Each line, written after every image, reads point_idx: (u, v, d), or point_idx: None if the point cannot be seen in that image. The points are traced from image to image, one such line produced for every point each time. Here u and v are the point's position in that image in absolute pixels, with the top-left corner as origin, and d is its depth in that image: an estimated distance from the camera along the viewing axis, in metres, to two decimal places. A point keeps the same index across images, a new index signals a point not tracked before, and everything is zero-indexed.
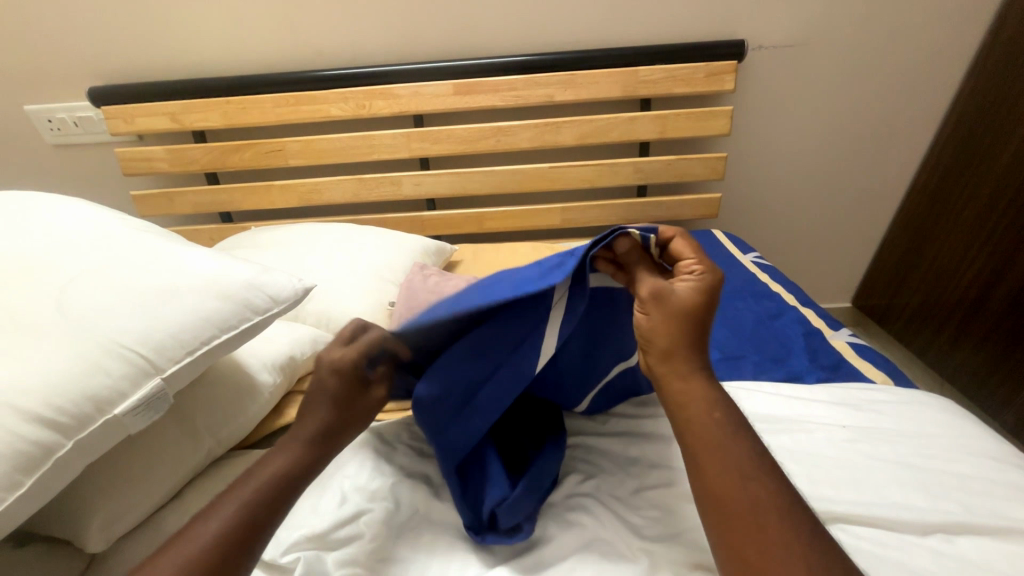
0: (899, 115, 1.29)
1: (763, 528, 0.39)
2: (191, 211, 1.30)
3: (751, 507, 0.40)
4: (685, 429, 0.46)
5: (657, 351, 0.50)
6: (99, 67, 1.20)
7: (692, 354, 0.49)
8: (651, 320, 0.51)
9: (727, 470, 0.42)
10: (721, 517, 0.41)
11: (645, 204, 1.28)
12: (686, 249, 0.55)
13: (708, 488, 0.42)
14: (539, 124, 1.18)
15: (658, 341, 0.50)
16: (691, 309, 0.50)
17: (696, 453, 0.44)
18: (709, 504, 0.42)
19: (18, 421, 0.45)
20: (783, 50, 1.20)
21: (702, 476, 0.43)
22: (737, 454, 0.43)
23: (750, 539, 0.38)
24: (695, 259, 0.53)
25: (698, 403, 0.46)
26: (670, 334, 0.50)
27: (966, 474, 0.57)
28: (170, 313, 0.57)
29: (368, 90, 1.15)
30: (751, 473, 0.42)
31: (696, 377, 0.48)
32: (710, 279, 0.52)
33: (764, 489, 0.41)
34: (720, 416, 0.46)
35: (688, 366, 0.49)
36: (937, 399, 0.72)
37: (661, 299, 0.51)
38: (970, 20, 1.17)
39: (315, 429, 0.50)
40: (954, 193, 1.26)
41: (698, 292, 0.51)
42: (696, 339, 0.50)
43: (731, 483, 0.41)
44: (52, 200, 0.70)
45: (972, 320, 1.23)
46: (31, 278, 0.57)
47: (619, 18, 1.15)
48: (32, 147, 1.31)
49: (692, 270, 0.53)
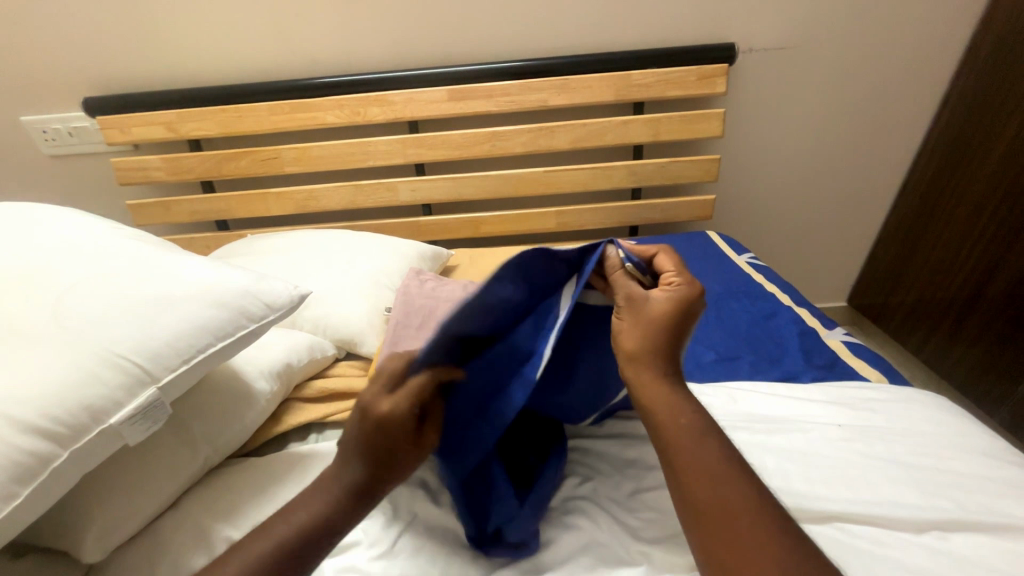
0: (889, 115, 1.31)
1: (739, 529, 0.39)
2: (186, 219, 1.30)
3: (726, 508, 0.40)
4: (657, 435, 0.46)
5: (628, 354, 0.51)
6: (94, 77, 1.20)
7: (662, 359, 0.50)
8: (624, 324, 0.53)
9: (701, 473, 0.42)
10: (698, 520, 0.41)
11: (640, 206, 1.29)
12: (669, 264, 0.57)
13: (684, 492, 0.42)
14: (533, 129, 1.19)
15: (629, 344, 0.51)
16: (662, 316, 0.51)
17: (669, 458, 0.45)
18: (686, 509, 0.42)
19: (13, 431, 0.45)
20: (774, 53, 1.21)
21: (677, 481, 0.43)
22: (709, 456, 0.43)
23: (728, 540, 0.39)
24: (674, 272, 0.55)
25: (667, 408, 0.47)
26: (642, 337, 0.51)
27: (959, 471, 0.57)
28: (165, 322, 0.57)
29: (363, 97, 1.16)
30: (723, 474, 0.42)
31: (668, 382, 0.49)
32: (689, 290, 0.53)
33: (736, 488, 0.41)
34: (690, 419, 0.46)
35: (659, 371, 0.49)
36: (931, 397, 0.72)
37: (635, 305, 0.53)
38: (956, 21, 1.19)
39: (349, 482, 0.45)
40: (945, 191, 1.28)
41: (672, 300, 0.52)
42: (669, 344, 0.51)
43: (705, 485, 0.42)
44: (49, 210, 0.70)
45: (966, 317, 1.24)
46: (27, 288, 0.57)
47: (611, 23, 1.16)
48: (26, 157, 1.31)
49: (671, 282, 0.55)
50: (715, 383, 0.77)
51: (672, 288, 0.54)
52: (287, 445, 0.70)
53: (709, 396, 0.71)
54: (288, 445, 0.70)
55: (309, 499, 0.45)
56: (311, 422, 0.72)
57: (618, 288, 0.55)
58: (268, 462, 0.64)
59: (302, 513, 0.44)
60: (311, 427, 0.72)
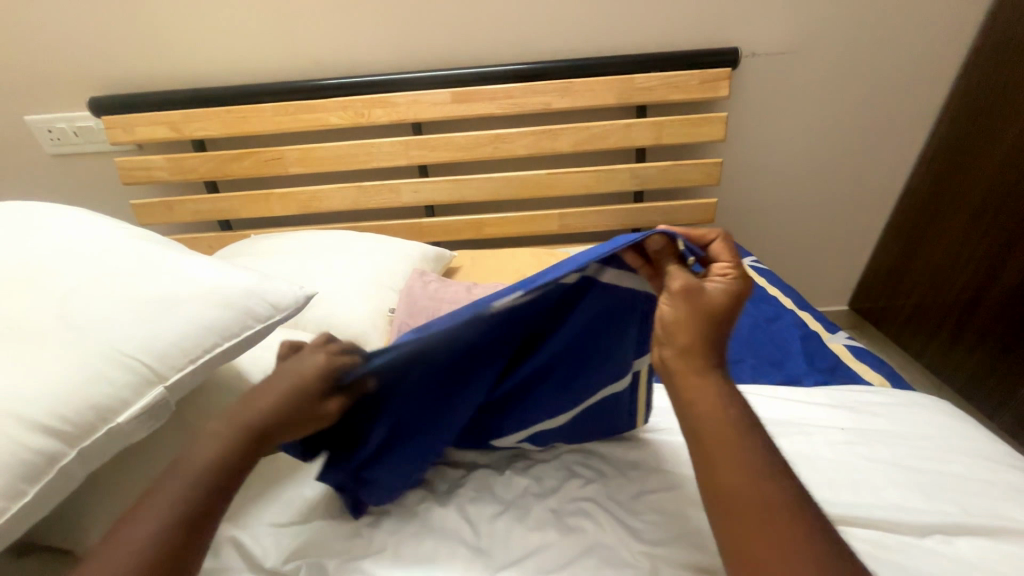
0: (891, 120, 1.31)
1: (769, 526, 0.38)
2: (190, 219, 1.30)
3: (760, 502, 0.40)
4: (696, 426, 0.45)
5: (676, 346, 0.49)
6: (100, 78, 1.21)
7: (709, 352, 0.48)
8: (676, 313, 0.49)
9: (740, 468, 0.41)
10: (732, 515, 0.40)
11: (642, 209, 1.29)
12: (725, 253, 0.53)
13: (717, 485, 0.42)
14: (536, 131, 1.19)
15: (680, 336, 0.49)
16: (718, 308, 0.49)
17: (705, 449, 0.43)
18: (716, 500, 0.41)
19: (21, 430, 0.46)
20: (776, 58, 1.22)
21: (710, 471, 0.42)
22: (747, 450, 0.43)
23: (755, 534, 0.38)
24: (729, 263, 0.52)
25: (708, 401, 0.46)
26: (693, 332, 0.48)
27: (961, 475, 0.58)
28: (172, 322, 0.57)
29: (366, 98, 1.16)
30: (763, 471, 0.41)
31: (711, 376, 0.47)
32: (743, 285, 0.50)
33: (774, 486, 0.40)
34: (735, 413, 0.45)
35: (705, 364, 0.48)
36: (932, 400, 0.73)
37: (689, 293, 0.49)
38: (958, 28, 1.20)
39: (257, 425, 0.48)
40: (947, 195, 1.28)
41: (725, 294, 0.50)
42: (716, 338, 0.49)
43: (738, 478, 0.41)
44: (56, 209, 0.70)
45: (965, 323, 1.24)
46: (33, 288, 0.57)
47: (614, 26, 1.17)
48: (31, 157, 1.32)
49: (726, 273, 0.52)
50: None
51: (725, 280, 0.51)
52: None
53: None
54: None
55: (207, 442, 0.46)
56: None
57: (673, 273, 0.51)
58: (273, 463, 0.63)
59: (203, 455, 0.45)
60: None
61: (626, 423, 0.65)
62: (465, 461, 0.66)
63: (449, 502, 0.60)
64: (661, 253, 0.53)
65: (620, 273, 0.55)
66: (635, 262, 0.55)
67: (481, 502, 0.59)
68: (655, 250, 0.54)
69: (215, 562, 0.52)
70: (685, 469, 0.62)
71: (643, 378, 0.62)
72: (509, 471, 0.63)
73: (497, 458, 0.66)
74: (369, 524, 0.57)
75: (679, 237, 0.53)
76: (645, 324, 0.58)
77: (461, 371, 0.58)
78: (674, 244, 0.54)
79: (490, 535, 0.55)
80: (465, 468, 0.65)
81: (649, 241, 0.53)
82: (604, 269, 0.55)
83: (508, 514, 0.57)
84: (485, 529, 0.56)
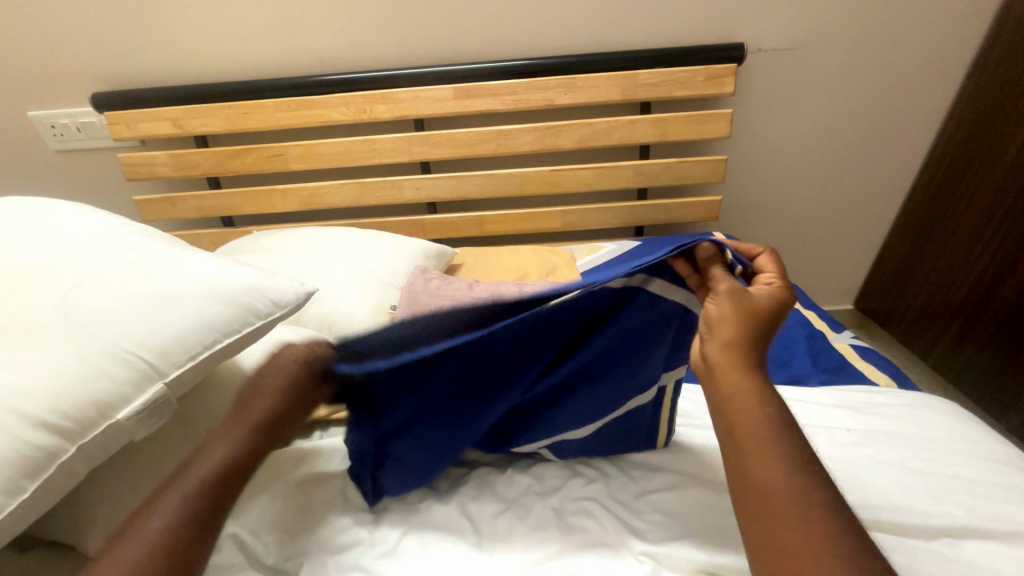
0: (899, 117, 1.29)
1: (803, 524, 0.35)
2: (192, 215, 1.30)
3: (795, 500, 0.37)
4: (731, 420, 0.42)
5: (719, 341, 0.45)
6: (102, 73, 1.21)
7: (754, 352, 0.45)
8: (720, 312, 0.47)
9: (774, 463, 0.39)
10: (762, 509, 0.37)
11: (646, 207, 1.28)
12: (770, 264, 0.50)
13: (749, 479, 0.39)
14: (539, 128, 1.19)
15: (723, 332, 0.46)
16: (764, 312, 0.46)
17: (738, 443, 0.41)
18: (745, 494, 0.39)
19: (22, 425, 0.46)
20: (783, 54, 1.20)
21: (742, 464, 0.40)
22: (785, 449, 0.40)
23: (786, 530, 0.36)
24: (775, 273, 0.49)
25: (744, 396, 0.42)
26: (740, 328, 0.45)
27: (968, 477, 0.57)
28: (172, 318, 0.57)
29: (369, 94, 1.15)
30: (797, 467, 0.38)
31: (753, 374, 0.44)
32: (792, 295, 0.48)
33: (808, 482, 0.38)
34: (775, 411, 0.42)
35: (749, 364, 0.44)
36: (938, 401, 0.72)
37: (737, 292, 0.47)
38: (969, 23, 1.18)
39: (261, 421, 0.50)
40: (955, 193, 1.26)
41: (775, 299, 0.47)
42: (762, 340, 0.46)
43: (774, 475, 0.38)
44: (57, 205, 0.70)
45: (973, 322, 1.23)
46: (35, 283, 0.57)
47: (618, 21, 1.16)
48: (35, 152, 1.32)
49: (771, 283, 0.49)
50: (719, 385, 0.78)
51: (772, 289, 0.48)
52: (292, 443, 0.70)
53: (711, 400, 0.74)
54: None
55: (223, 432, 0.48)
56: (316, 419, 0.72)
57: (718, 277, 0.49)
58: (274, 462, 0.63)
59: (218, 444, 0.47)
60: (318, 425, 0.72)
61: (646, 441, 0.64)
62: (468, 460, 0.66)
63: (448, 500, 0.60)
64: (710, 262, 0.52)
65: (669, 285, 0.54)
66: (684, 270, 0.53)
67: (484, 500, 0.59)
68: (705, 258, 0.52)
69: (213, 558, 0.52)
70: (689, 471, 0.61)
71: (669, 393, 0.61)
72: (510, 470, 0.63)
73: (499, 458, 0.66)
74: (370, 522, 0.57)
75: (729, 249, 0.52)
76: (678, 337, 0.58)
77: (485, 376, 0.57)
78: (724, 255, 0.52)
79: (490, 535, 0.55)
80: (468, 467, 0.65)
81: (700, 249, 0.52)
82: (652, 278, 0.54)
83: (510, 513, 0.57)
84: (486, 529, 0.56)
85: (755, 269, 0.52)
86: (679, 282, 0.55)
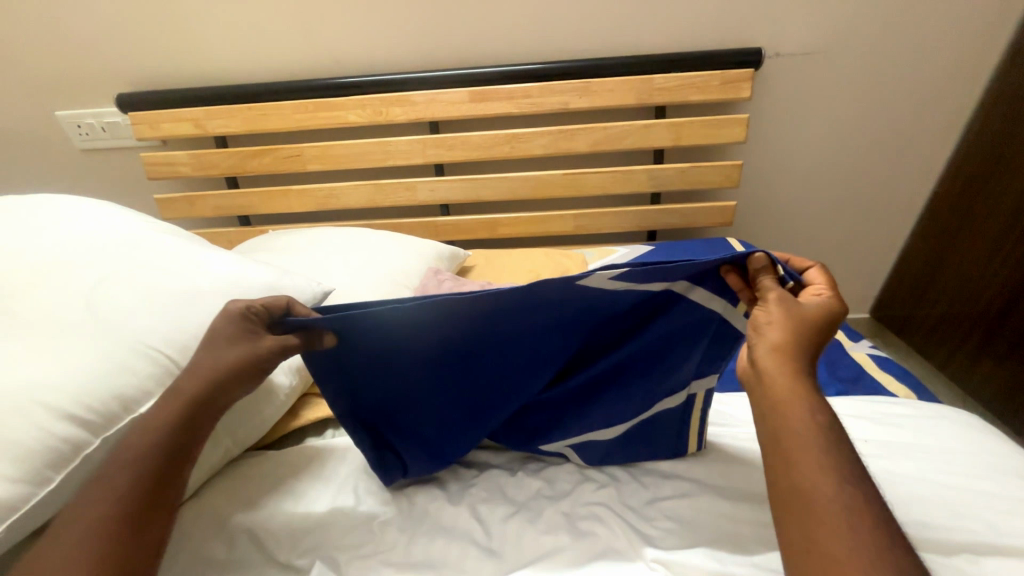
0: (920, 123, 1.27)
1: (850, 530, 0.35)
2: (210, 214, 1.32)
3: (842, 506, 0.36)
4: (777, 425, 0.42)
5: (768, 345, 0.45)
6: (128, 75, 1.24)
7: (804, 356, 0.45)
8: (770, 316, 0.47)
9: (819, 468, 0.38)
10: (802, 512, 0.37)
11: (660, 212, 1.27)
12: (821, 278, 0.51)
13: (795, 483, 0.38)
14: (553, 131, 1.19)
15: (772, 334, 0.46)
16: (813, 319, 0.46)
17: (786, 448, 0.40)
18: (788, 497, 0.38)
19: (49, 418, 0.47)
20: (801, 58, 1.19)
21: (789, 468, 0.39)
22: (835, 456, 0.39)
23: (831, 534, 0.35)
24: (825, 287, 0.50)
25: (793, 402, 0.42)
26: (790, 332, 0.45)
27: (992, 493, 0.55)
28: (195, 316, 0.59)
29: (385, 97, 1.17)
30: (842, 477, 0.38)
31: (803, 379, 0.43)
32: (841, 307, 0.48)
33: (851, 492, 0.37)
34: (824, 419, 0.41)
35: (800, 368, 0.44)
36: (961, 414, 0.70)
37: (785, 300, 0.47)
38: (994, 28, 1.15)
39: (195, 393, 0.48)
40: (977, 201, 1.23)
41: (824, 309, 0.47)
42: (811, 348, 0.45)
43: (820, 479, 0.38)
44: (83, 203, 0.73)
45: (994, 334, 1.20)
46: (61, 279, 0.59)
47: (633, 26, 1.16)
48: (61, 151, 1.36)
49: (821, 293, 0.49)
50: (732, 393, 0.78)
51: (821, 299, 0.48)
52: (304, 440, 0.71)
53: (726, 407, 0.74)
54: (304, 439, 0.71)
55: (153, 413, 0.46)
56: (326, 418, 0.73)
57: (769, 284, 0.49)
58: (289, 461, 0.65)
59: (149, 422, 0.46)
60: (327, 424, 0.73)
61: (674, 447, 0.63)
62: (478, 462, 0.66)
63: (458, 501, 0.60)
64: (762, 272, 0.50)
65: (710, 296, 0.54)
66: (735, 283, 0.51)
67: (494, 502, 0.59)
68: (756, 269, 0.51)
69: (228, 552, 0.53)
70: (703, 479, 0.60)
71: (697, 403, 0.60)
72: (520, 472, 0.63)
73: (509, 458, 0.66)
74: (382, 520, 0.58)
75: (779, 262, 0.51)
76: (714, 345, 0.57)
77: (519, 377, 0.59)
78: (774, 267, 0.51)
79: (500, 536, 0.55)
80: (478, 467, 0.65)
81: (752, 259, 0.51)
82: (694, 288, 0.54)
83: (519, 516, 0.57)
84: (497, 531, 0.56)
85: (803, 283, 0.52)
86: (720, 293, 0.54)
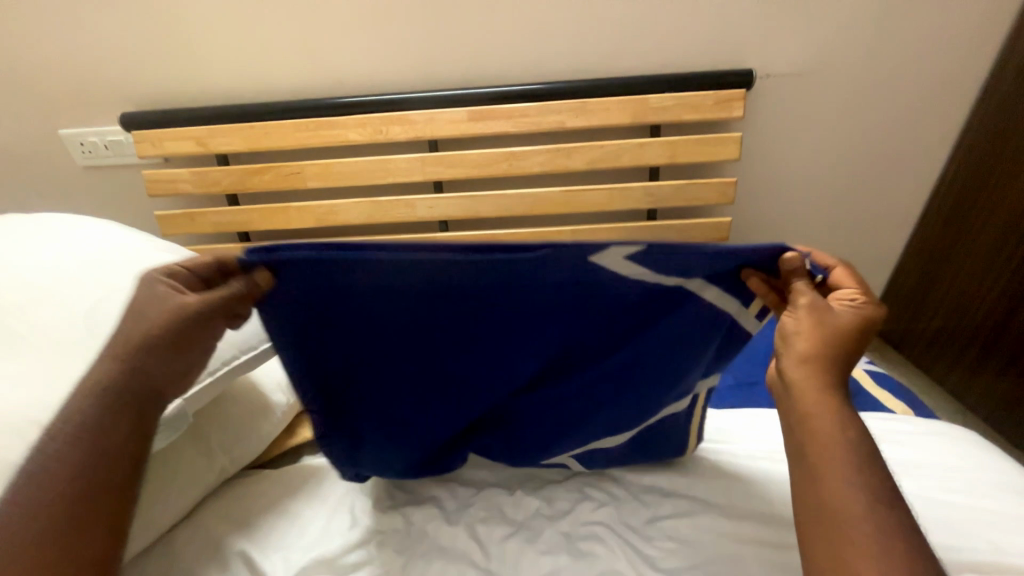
0: (909, 140, 1.30)
1: (874, 548, 0.36)
2: (210, 230, 1.33)
3: (870, 524, 0.37)
4: (807, 438, 0.43)
5: (796, 357, 0.46)
6: (133, 95, 1.26)
7: (833, 367, 0.45)
8: (798, 326, 0.47)
9: (850, 484, 0.39)
10: (827, 528, 0.38)
11: (656, 227, 1.29)
12: (850, 279, 0.50)
13: (823, 498, 0.39)
14: (550, 149, 1.21)
15: (799, 345, 0.46)
16: (842, 328, 0.46)
17: (813, 462, 0.41)
18: (815, 513, 0.39)
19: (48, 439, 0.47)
20: (792, 78, 1.22)
21: (816, 482, 0.40)
22: (865, 475, 0.40)
23: (853, 552, 0.36)
24: (856, 290, 0.49)
25: (824, 417, 0.42)
26: (818, 345, 0.46)
27: (992, 510, 0.55)
28: None
29: (385, 116, 1.19)
30: (870, 493, 0.39)
31: (832, 394, 0.44)
32: (874, 313, 0.47)
33: (878, 509, 0.38)
34: (856, 435, 0.41)
35: (828, 380, 0.44)
36: (959, 429, 0.70)
37: (816, 308, 0.47)
38: (978, 51, 1.19)
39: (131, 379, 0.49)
40: (969, 216, 1.25)
41: (853, 318, 0.47)
42: (841, 359, 0.46)
43: (851, 498, 0.38)
44: (83, 222, 0.73)
45: (991, 350, 1.21)
46: (60, 298, 0.59)
47: (627, 47, 1.19)
48: (63, 168, 1.37)
49: (852, 299, 0.48)
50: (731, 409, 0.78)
51: (852, 305, 0.48)
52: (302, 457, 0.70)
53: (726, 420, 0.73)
54: (302, 456, 0.70)
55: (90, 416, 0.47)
56: None
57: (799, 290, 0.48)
58: (284, 479, 0.64)
59: (89, 426, 0.47)
60: None
61: (677, 448, 0.63)
62: (474, 478, 0.65)
63: (456, 521, 0.59)
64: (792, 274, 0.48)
65: (726, 295, 0.51)
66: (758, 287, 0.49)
67: (492, 522, 0.58)
68: (788, 269, 0.48)
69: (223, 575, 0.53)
70: (703, 497, 0.60)
71: (702, 402, 0.60)
72: (519, 491, 0.62)
73: (509, 475, 0.65)
74: (376, 543, 0.57)
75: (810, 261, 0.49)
76: (723, 347, 0.56)
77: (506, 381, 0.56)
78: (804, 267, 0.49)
79: (504, 558, 0.55)
80: (477, 485, 0.64)
81: (784, 260, 0.48)
82: (707, 287, 0.50)
83: (519, 535, 0.57)
84: (500, 553, 0.55)
85: (830, 284, 0.51)
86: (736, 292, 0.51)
